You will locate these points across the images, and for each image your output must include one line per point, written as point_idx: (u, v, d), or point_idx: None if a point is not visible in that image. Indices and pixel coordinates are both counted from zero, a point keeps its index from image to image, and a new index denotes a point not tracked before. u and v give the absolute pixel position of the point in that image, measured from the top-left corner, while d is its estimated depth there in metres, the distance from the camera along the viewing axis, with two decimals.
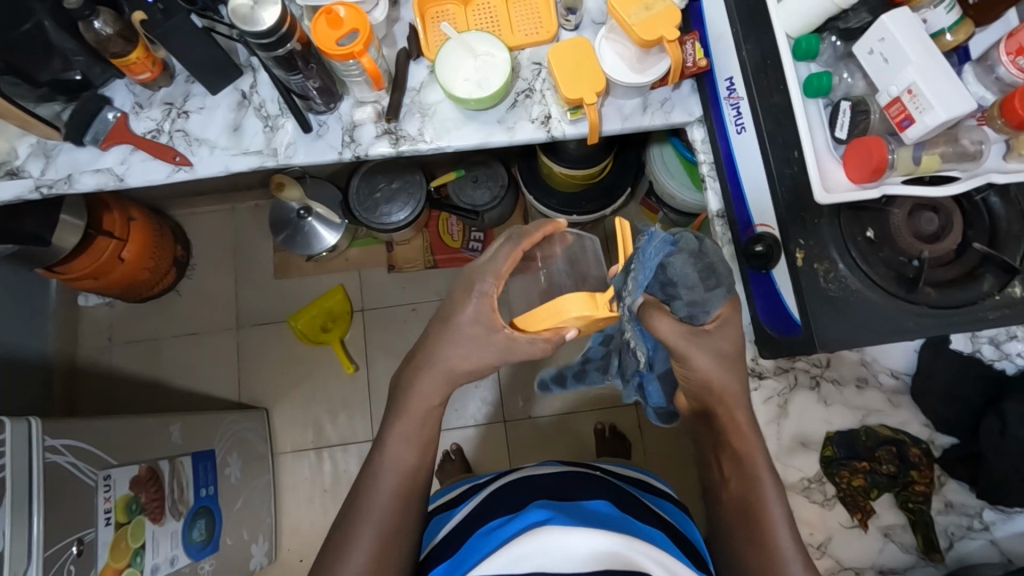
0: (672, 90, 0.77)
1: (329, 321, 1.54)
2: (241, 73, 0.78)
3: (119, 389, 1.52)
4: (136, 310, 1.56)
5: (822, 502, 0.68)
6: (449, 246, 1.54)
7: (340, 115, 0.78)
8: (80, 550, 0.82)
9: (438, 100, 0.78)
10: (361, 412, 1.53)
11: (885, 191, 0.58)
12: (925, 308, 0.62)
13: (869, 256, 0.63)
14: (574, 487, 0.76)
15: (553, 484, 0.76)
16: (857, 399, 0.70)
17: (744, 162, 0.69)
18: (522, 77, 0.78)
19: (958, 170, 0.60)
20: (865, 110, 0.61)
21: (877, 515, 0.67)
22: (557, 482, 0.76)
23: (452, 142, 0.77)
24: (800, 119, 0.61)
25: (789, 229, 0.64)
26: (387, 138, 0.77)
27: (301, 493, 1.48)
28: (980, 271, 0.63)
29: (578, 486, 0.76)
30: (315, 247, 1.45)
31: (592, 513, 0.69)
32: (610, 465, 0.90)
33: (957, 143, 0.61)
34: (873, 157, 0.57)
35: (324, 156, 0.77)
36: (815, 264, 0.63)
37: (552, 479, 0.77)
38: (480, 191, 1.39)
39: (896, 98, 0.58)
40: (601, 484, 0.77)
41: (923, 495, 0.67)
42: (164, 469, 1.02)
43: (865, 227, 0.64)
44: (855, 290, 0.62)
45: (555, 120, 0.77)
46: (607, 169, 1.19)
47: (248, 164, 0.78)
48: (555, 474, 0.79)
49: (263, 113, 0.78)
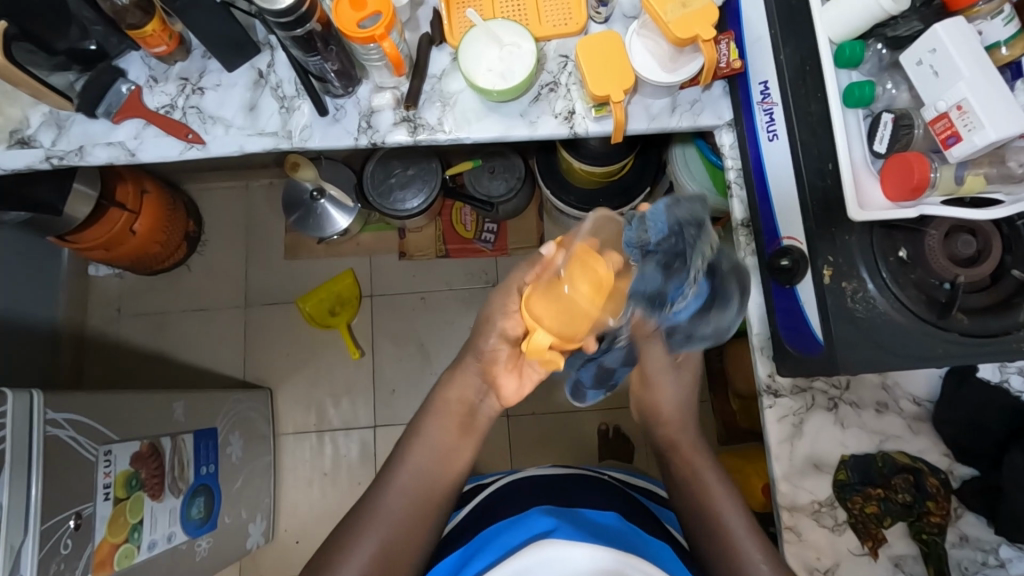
0: (703, 91, 0.74)
1: (337, 304, 1.53)
2: (260, 52, 0.76)
3: (125, 362, 1.53)
4: (146, 282, 1.56)
5: (832, 527, 0.66)
6: (461, 237, 1.51)
7: (358, 100, 0.76)
8: (78, 523, 0.82)
9: (459, 89, 0.75)
10: (364, 398, 1.52)
11: (924, 212, 0.55)
12: (956, 335, 0.59)
13: (899, 277, 0.60)
14: (572, 493, 0.75)
15: (555, 490, 0.75)
16: (875, 423, 0.68)
17: (774, 171, 0.66)
18: (547, 70, 0.75)
19: (1003, 193, 0.57)
20: (909, 125, 0.58)
21: (887, 544, 0.65)
22: (560, 487, 0.76)
23: (472, 134, 0.75)
24: (837, 131, 0.58)
25: (816, 244, 0.61)
26: (404, 126, 0.75)
27: (300, 475, 1.48)
28: (1016, 300, 0.59)
29: (576, 491, 0.75)
30: (327, 230, 1.44)
31: (593, 526, 0.66)
32: (616, 472, 0.89)
33: (1003, 164, 0.57)
34: (914, 174, 0.54)
35: (339, 142, 0.75)
36: (843, 283, 0.60)
37: (552, 484, 0.76)
38: (496, 182, 1.38)
39: (943, 114, 0.55)
40: (605, 491, 0.76)
41: (938, 527, 0.65)
42: (166, 446, 1.02)
43: (897, 246, 0.61)
44: (882, 312, 0.60)
45: (579, 116, 0.74)
46: (627, 168, 1.17)
47: (262, 145, 0.76)
48: (561, 477, 0.78)
49: (280, 93, 0.76)
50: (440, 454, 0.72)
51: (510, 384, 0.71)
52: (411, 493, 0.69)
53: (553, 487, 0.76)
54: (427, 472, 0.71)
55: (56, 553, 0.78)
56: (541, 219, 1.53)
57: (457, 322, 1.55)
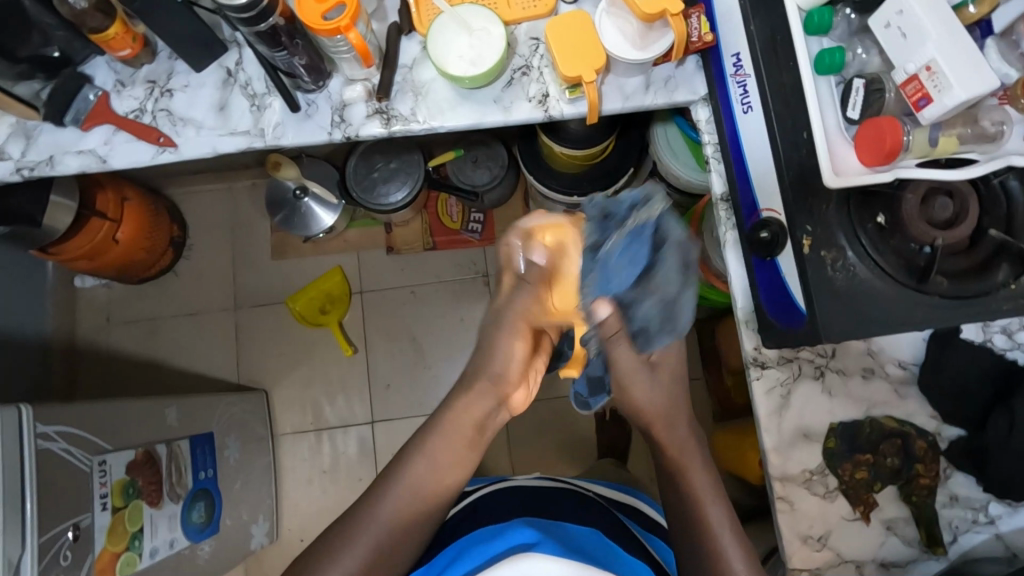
0: (676, 67, 0.73)
1: (327, 303, 1.53)
2: (226, 50, 0.76)
3: (118, 371, 1.52)
4: (133, 290, 1.55)
5: (823, 495, 0.66)
6: (448, 229, 1.52)
7: (330, 94, 0.75)
8: (77, 535, 0.82)
9: (431, 78, 0.74)
10: (360, 395, 1.52)
11: (900, 175, 0.55)
12: (937, 299, 0.59)
13: (878, 242, 0.60)
14: (561, 507, 0.79)
15: (552, 503, 0.80)
16: (862, 390, 0.67)
17: (750, 144, 0.66)
18: (518, 54, 0.75)
19: (977, 153, 0.56)
20: (880, 89, 0.58)
21: (879, 508, 0.65)
22: (554, 500, 0.81)
23: (446, 123, 0.74)
24: (809, 98, 0.57)
25: (796, 216, 0.61)
26: (378, 118, 0.74)
27: (300, 474, 1.49)
28: (995, 261, 0.59)
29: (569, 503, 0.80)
30: (312, 228, 1.46)
31: (575, 543, 0.68)
32: (609, 488, 0.93)
33: (976, 124, 0.57)
34: (887, 140, 0.54)
35: (314, 137, 0.75)
36: (823, 252, 0.60)
37: (536, 498, 0.81)
38: (479, 172, 1.40)
39: (913, 76, 0.54)
40: (595, 506, 0.81)
41: (928, 489, 0.65)
42: (162, 453, 1.03)
43: (875, 213, 0.61)
44: (863, 279, 0.60)
45: (553, 99, 0.74)
46: (608, 150, 1.18)
47: (235, 144, 0.75)
48: (556, 492, 0.84)
49: (249, 91, 0.75)
50: (438, 471, 0.70)
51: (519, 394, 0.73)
52: (405, 506, 0.68)
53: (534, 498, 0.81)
54: (424, 492, 0.69)
55: (56, 564, 0.79)
56: (527, 206, 1.53)
57: (449, 314, 1.55)
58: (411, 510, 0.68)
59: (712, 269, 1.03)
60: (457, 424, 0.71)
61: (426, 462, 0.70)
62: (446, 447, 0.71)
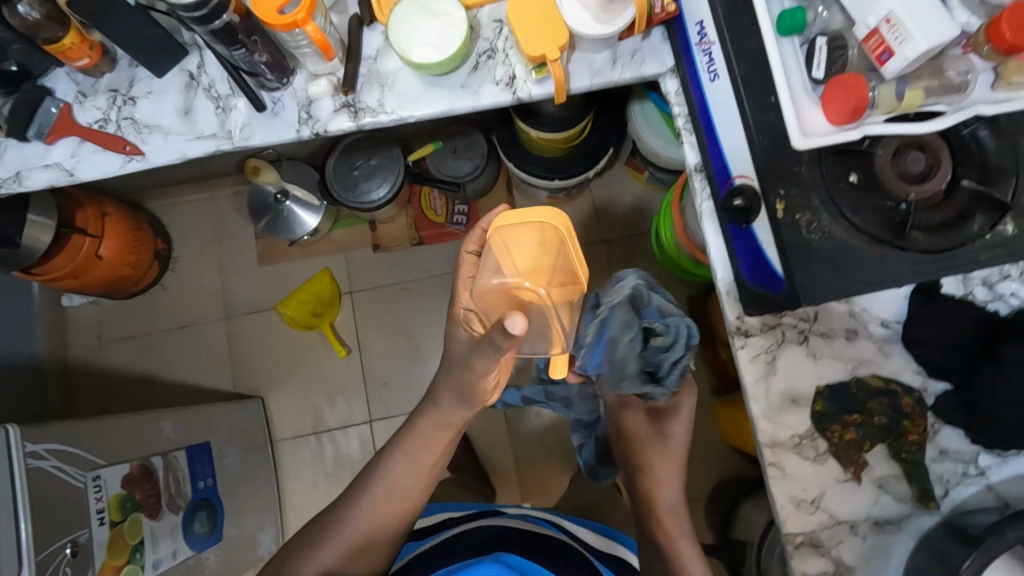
0: (643, 40, 0.72)
1: (318, 305, 1.52)
2: (187, 53, 0.75)
3: (113, 388, 1.51)
4: (122, 306, 1.54)
5: (814, 458, 0.66)
6: (433, 222, 1.51)
7: (295, 91, 0.74)
8: (75, 551, 0.83)
9: (396, 68, 0.74)
10: (357, 395, 1.52)
11: (866, 132, 0.54)
12: (913, 255, 0.59)
13: (852, 201, 0.60)
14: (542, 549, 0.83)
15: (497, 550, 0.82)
16: (847, 351, 0.67)
17: (719, 112, 0.65)
18: (483, 37, 0.74)
19: (944, 104, 0.56)
20: (843, 46, 0.58)
21: (869, 468, 0.65)
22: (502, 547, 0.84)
23: (415, 112, 0.73)
24: (773, 59, 0.57)
25: (768, 180, 0.61)
26: (345, 112, 0.73)
27: (303, 478, 1.48)
28: (969, 211, 0.59)
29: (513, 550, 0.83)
30: (296, 231, 1.45)
31: None
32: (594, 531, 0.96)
33: (942, 75, 0.56)
34: (851, 95, 0.54)
35: (281, 136, 0.74)
36: (797, 215, 0.60)
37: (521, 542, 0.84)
38: (461, 162, 1.38)
39: (874, 30, 0.54)
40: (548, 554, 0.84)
41: (917, 444, 0.65)
42: (158, 465, 1.03)
43: (847, 172, 0.61)
44: (838, 239, 0.59)
45: (520, 80, 0.73)
46: (586, 130, 1.17)
47: (203, 149, 0.74)
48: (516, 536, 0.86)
49: (214, 93, 0.74)
50: (414, 470, 0.80)
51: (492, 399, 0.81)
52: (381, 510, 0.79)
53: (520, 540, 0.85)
54: (387, 510, 0.79)
55: None
56: (511, 195, 1.52)
57: (440, 308, 1.54)
58: (385, 514, 0.79)
59: (697, 244, 1.02)
60: (433, 437, 0.81)
61: (397, 478, 0.80)
62: (427, 449, 0.81)
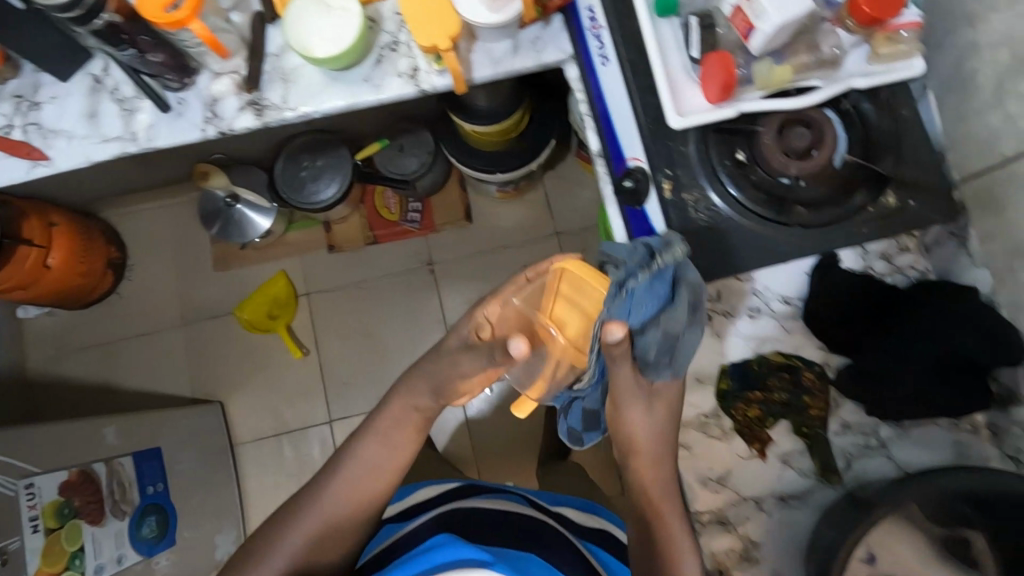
0: (544, 27, 0.72)
1: (274, 307, 1.51)
2: (91, 57, 0.75)
3: (71, 399, 1.51)
4: (79, 316, 1.54)
5: (719, 437, 0.66)
6: (388, 220, 1.52)
7: (199, 91, 0.74)
8: (4, 559, 0.84)
9: (299, 65, 0.74)
10: (316, 396, 1.51)
11: (740, 110, 0.56)
12: (797, 229, 0.61)
13: (738, 179, 0.61)
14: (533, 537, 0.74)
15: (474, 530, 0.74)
16: (748, 330, 0.67)
17: (611, 95, 0.65)
18: (385, 31, 0.74)
19: (819, 79, 0.57)
20: (712, 25, 0.58)
21: (774, 443, 0.66)
22: (483, 526, 0.75)
23: (319, 107, 0.73)
24: (649, 39, 0.58)
25: (655, 160, 0.61)
26: (249, 110, 0.74)
27: (265, 480, 1.47)
28: (852, 184, 0.60)
29: (498, 531, 0.74)
30: (249, 234, 1.45)
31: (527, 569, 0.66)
32: (573, 508, 0.91)
33: (817, 49, 0.56)
34: (721, 72, 0.54)
35: (187, 136, 0.74)
36: (684, 194, 0.61)
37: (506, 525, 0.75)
38: (408, 159, 1.38)
39: (738, 7, 0.54)
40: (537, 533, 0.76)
41: (820, 418, 0.65)
42: (100, 472, 1.03)
43: (734, 149, 0.61)
44: (724, 217, 0.61)
45: (423, 72, 0.73)
46: (524, 123, 1.17)
47: (108, 151, 0.74)
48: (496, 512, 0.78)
49: (118, 96, 0.74)
50: (393, 451, 0.74)
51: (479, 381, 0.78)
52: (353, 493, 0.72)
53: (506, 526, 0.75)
54: (357, 491, 0.72)
55: None
56: (464, 191, 1.52)
57: (397, 306, 1.54)
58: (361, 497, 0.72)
59: None
60: (405, 419, 0.74)
61: (365, 462, 0.73)
62: (402, 435, 0.75)
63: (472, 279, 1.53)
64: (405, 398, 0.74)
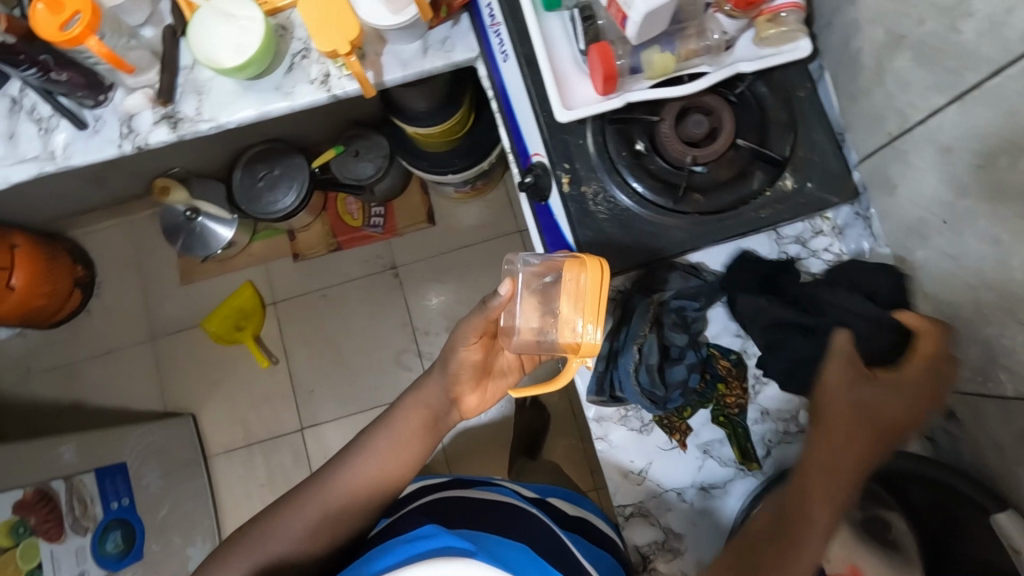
0: (452, 26, 0.73)
1: (241, 319, 1.52)
2: (6, 79, 0.75)
3: (44, 419, 1.52)
4: (49, 336, 1.55)
5: (638, 429, 0.66)
6: (350, 226, 1.52)
7: (115, 107, 0.75)
8: None
9: (211, 76, 0.74)
10: (285, 404, 1.52)
11: (626, 100, 0.56)
12: (694, 217, 0.60)
13: (635, 170, 0.60)
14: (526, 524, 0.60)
15: (487, 521, 0.58)
16: None
17: (513, 92, 0.65)
18: (296, 38, 0.74)
19: (709, 64, 0.57)
20: (591, 18, 0.58)
21: (693, 434, 0.65)
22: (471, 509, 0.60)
23: (231, 117, 0.73)
24: (536, 35, 0.58)
25: (553, 155, 0.61)
26: (164, 123, 0.74)
27: (237, 491, 1.47)
28: (749, 169, 0.60)
29: (484, 514, 0.59)
30: (212, 246, 1.46)
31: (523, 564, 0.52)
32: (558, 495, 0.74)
33: (705, 36, 0.57)
34: (601, 65, 0.54)
35: (103, 153, 0.74)
36: (583, 188, 0.61)
37: (486, 509, 0.60)
38: (362, 164, 1.36)
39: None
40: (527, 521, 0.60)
41: (737, 406, 0.65)
42: (59, 489, 1.06)
43: (633, 140, 0.61)
44: (623, 208, 0.60)
45: (334, 78, 0.73)
46: (468, 124, 1.16)
47: (27, 171, 0.74)
48: (503, 506, 0.62)
49: (35, 116, 0.75)
50: (374, 460, 0.65)
51: (474, 400, 0.69)
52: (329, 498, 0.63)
53: (486, 512, 0.60)
54: (366, 479, 0.64)
55: None
56: (425, 193, 1.52)
57: (364, 311, 1.54)
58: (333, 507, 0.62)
59: None
60: (413, 412, 0.68)
61: (374, 455, 0.65)
62: (406, 425, 0.67)
63: (436, 281, 1.52)
64: (420, 394, 0.69)
